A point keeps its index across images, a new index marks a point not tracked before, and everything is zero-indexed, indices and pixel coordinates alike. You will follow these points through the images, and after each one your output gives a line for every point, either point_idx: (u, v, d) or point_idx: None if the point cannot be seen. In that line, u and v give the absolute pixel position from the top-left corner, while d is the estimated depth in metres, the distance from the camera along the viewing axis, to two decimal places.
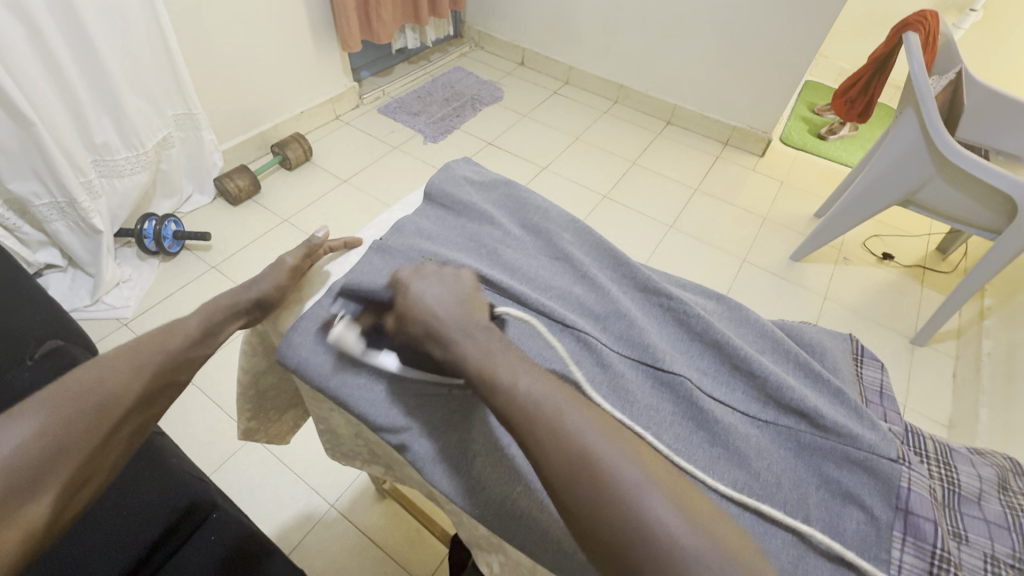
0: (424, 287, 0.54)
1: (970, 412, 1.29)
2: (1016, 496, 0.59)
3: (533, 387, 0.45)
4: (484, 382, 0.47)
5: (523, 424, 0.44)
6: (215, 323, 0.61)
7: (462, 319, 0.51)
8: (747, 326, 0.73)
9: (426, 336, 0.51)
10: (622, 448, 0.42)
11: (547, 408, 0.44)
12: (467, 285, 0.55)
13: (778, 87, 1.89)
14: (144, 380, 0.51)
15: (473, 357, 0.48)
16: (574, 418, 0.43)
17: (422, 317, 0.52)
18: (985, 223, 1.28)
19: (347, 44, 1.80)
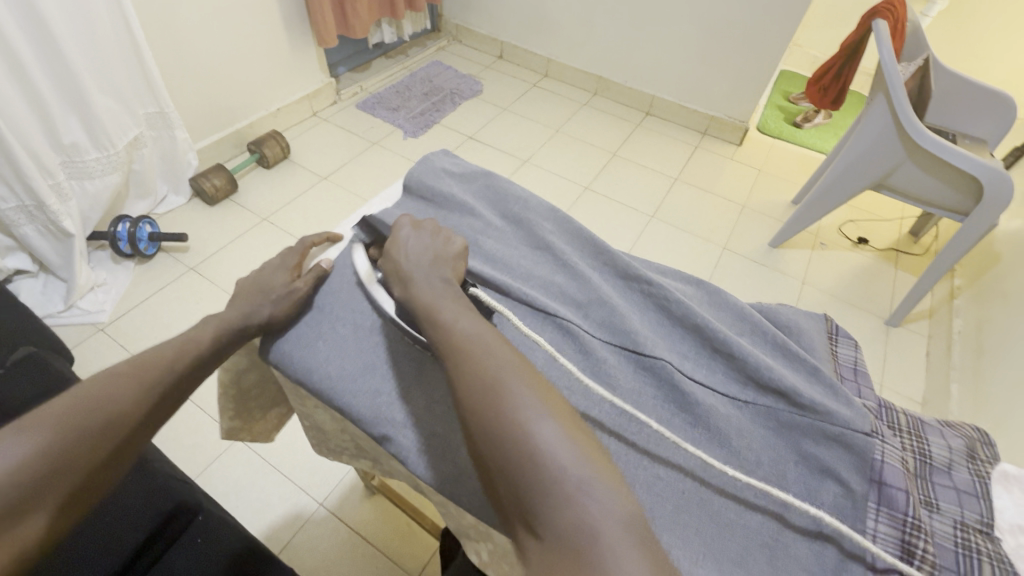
0: (410, 235, 0.56)
1: (942, 388, 1.41)
2: (982, 465, 0.53)
3: (467, 325, 0.45)
4: (427, 317, 0.47)
5: (450, 354, 0.44)
6: (215, 337, 0.56)
7: (428, 268, 0.52)
8: (725, 308, 0.63)
9: (391, 278, 0.53)
10: (538, 388, 0.41)
11: (473, 341, 0.44)
12: (451, 245, 0.55)
13: (753, 78, 2.00)
14: (150, 396, 0.49)
15: (423, 297, 0.49)
16: (495, 356, 0.43)
17: (394, 257, 0.53)
18: (954, 204, 1.42)
19: (324, 40, 1.89)
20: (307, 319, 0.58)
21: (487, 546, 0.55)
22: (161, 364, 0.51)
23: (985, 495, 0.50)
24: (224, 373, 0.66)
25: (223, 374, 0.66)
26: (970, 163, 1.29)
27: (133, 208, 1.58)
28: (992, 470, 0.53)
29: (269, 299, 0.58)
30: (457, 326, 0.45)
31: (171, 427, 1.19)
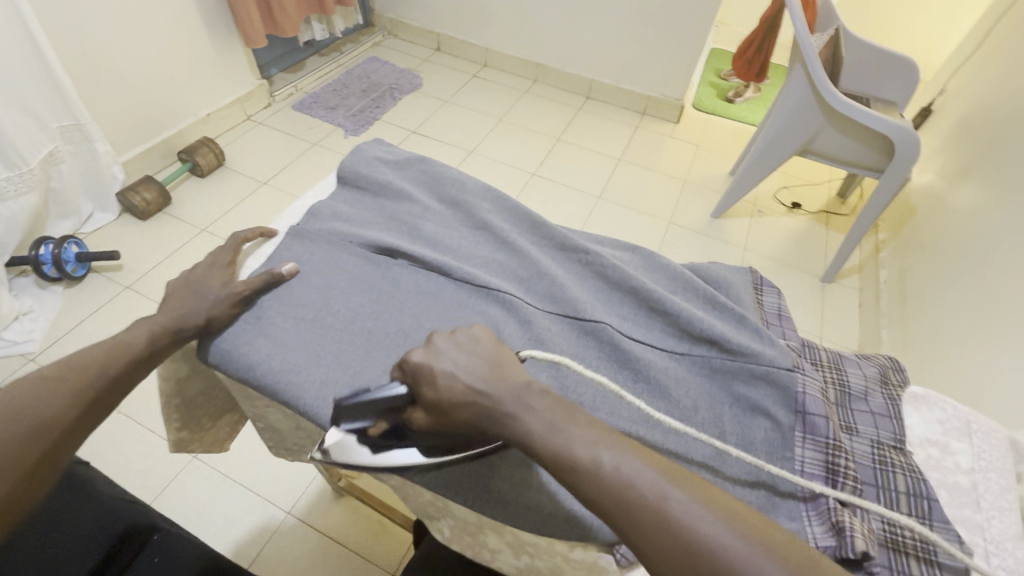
0: (451, 362, 0.47)
1: (875, 335, 1.51)
2: (895, 388, 0.58)
3: (616, 463, 0.40)
4: (567, 462, 0.41)
5: (619, 510, 0.38)
6: (147, 342, 0.53)
7: (501, 385, 0.46)
8: (660, 271, 0.66)
9: (478, 422, 0.45)
10: (743, 530, 0.37)
11: (639, 483, 0.39)
12: (487, 343, 0.50)
13: (684, 57, 2.07)
14: (82, 401, 0.49)
15: (543, 431, 0.43)
16: (678, 501, 0.38)
17: (464, 401, 0.45)
18: (871, 162, 1.52)
19: (251, 40, 1.81)
20: (246, 316, 0.57)
21: (448, 523, 0.56)
22: (93, 370, 0.50)
23: (898, 415, 0.55)
24: (164, 383, 0.64)
25: (163, 384, 0.64)
26: (883, 123, 1.38)
27: (56, 229, 1.48)
28: (902, 392, 0.58)
29: (204, 300, 0.56)
30: (607, 463, 0.40)
31: (121, 452, 1.13)
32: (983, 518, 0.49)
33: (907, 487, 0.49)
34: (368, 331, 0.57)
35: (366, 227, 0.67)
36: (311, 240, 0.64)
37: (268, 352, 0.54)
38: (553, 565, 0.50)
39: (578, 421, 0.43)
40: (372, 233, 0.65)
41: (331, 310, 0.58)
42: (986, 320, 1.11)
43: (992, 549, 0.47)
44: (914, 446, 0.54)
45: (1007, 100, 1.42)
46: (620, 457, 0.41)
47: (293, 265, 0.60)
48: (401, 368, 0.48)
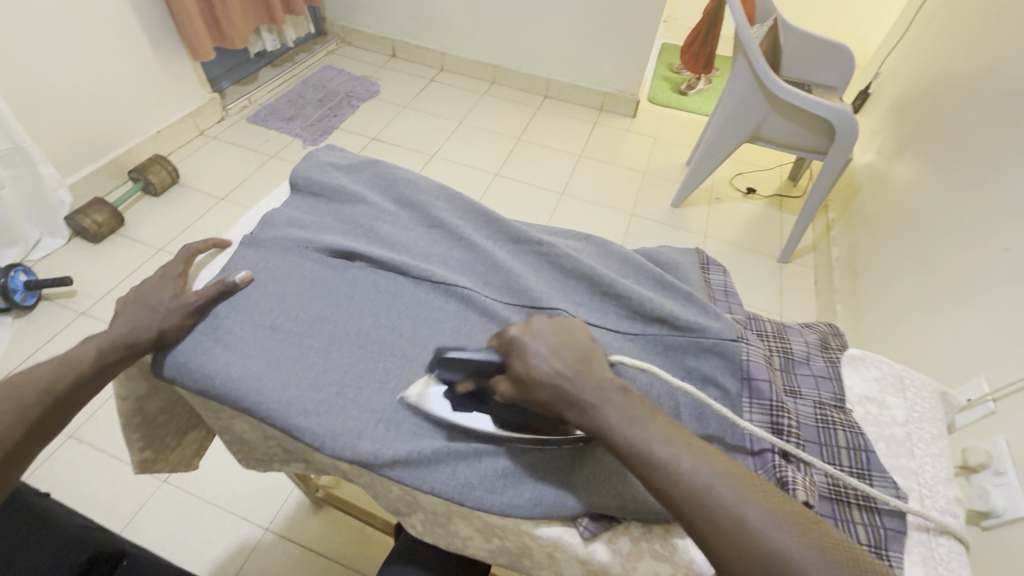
0: (545, 346, 0.48)
1: (830, 309, 1.59)
2: (834, 352, 0.62)
3: (695, 466, 0.41)
4: (648, 463, 0.42)
5: (701, 514, 0.39)
6: (99, 357, 0.53)
7: (586, 375, 0.47)
8: (614, 258, 0.68)
9: (556, 404, 0.46)
10: (824, 548, 0.37)
11: (717, 492, 0.40)
12: (578, 335, 0.50)
13: (635, 53, 2.12)
14: (32, 418, 0.49)
15: (625, 428, 0.44)
16: (754, 511, 0.38)
17: (550, 380, 0.46)
18: (814, 145, 1.60)
19: (198, 53, 1.77)
20: (202, 325, 0.57)
21: (419, 516, 0.57)
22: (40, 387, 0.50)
23: (837, 376, 0.59)
24: (121, 403, 0.63)
25: (120, 404, 0.63)
26: (822, 107, 1.45)
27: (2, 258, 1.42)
28: (841, 355, 0.62)
29: (157, 313, 0.56)
30: (685, 466, 0.41)
31: (85, 481, 1.10)
32: (917, 464, 0.53)
33: (846, 442, 0.52)
34: (328, 333, 0.57)
35: (321, 232, 0.67)
36: (265, 248, 0.64)
37: (223, 361, 0.54)
38: (523, 546, 0.51)
39: (654, 420, 0.44)
40: (327, 238, 0.66)
41: (289, 315, 0.58)
42: (928, 287, 1.18)
43: (924, 491, 0.51)
44: (853, 403, 0.57)
45: (935, 78, 1.51)
46: (699, 459, 0.42)
47: (246, 273, 0.61)
48: (497, 339, 0.50)
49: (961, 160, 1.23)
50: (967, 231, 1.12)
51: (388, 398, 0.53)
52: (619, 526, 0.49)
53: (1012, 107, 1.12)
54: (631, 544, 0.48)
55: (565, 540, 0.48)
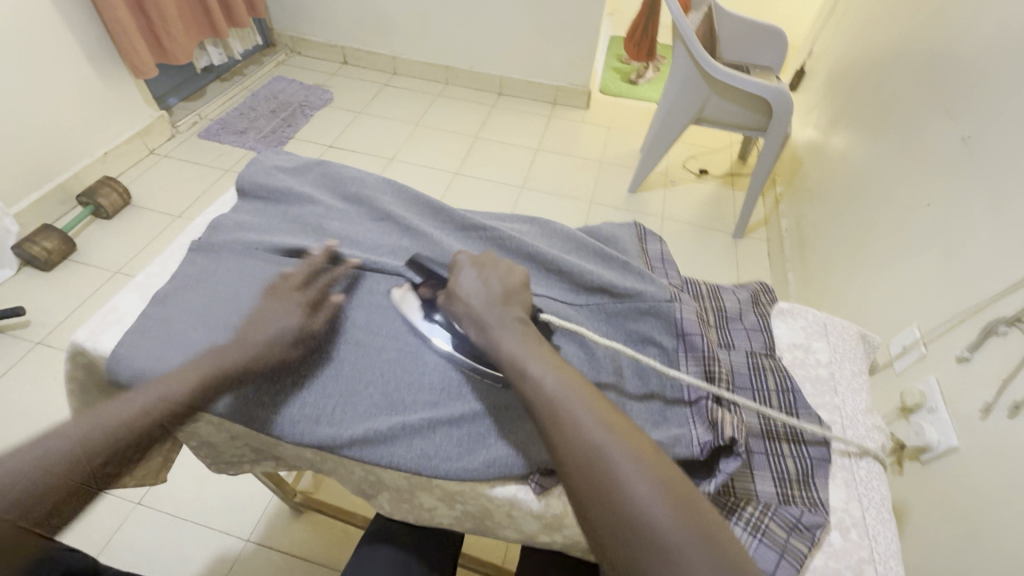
0: (475, 272, 0.56)
1: (783, 278, 1.67)
2: (764, 307, 0.67)
3: (553, 381, 0.47)
4: (518, 376, 0.47)
5: (549, 417, 0.45)
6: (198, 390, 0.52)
7: (500, 305, 0.53)
8: (556, 236, 0.72)
9: (464, 320, 0.53)
10: (634, 448, 0.42)
11: (567, 402, 0.45)
12: (516, 278, 0.56)
13: (582, 46, 2.17)
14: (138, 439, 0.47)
15: (509, 345, 0.50)
16: (585, 414, 0.44)
17: (467, 300, 0.54)
18: (755, 123, 1.67)
19: (141, 70, 1.74)
20: (157, 331, 0.58)
21: (386, 495, 0.60)
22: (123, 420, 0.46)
23: (767, 327, 0.64)
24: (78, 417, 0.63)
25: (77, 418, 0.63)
26: (758, 86, 1.52)
27: None
28: (771, 309, 0.67)
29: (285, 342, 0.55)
30: (547, 380, 0.46)
31: None
32: (840, 400, 0.58)
33: (776, 385, 0.57)
34: None
35: (272, 233, 0.69)
36: (217, 253, 0.66)
37: (178, 364, 0.55)
38: (482, 508, 0.55)
39: (535, 344, 0.50)
40: (278, 239, 0.68)
41: (243, 313, 0.59)
42: (865, 248, 1.26)
43: (846, 422, 0.56)
44: (782, 351, 0.63)
45: (860, 54, 1.61)
46: (556, 374, 0.47)
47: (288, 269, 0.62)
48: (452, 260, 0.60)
49: (886, 127, 1.32)
50: (894, 193, 1.19)
51: (345, 382, 0.55)
52: None
53: (926, 74, 1.20)
54: None
55: (519, 498, 0.52)
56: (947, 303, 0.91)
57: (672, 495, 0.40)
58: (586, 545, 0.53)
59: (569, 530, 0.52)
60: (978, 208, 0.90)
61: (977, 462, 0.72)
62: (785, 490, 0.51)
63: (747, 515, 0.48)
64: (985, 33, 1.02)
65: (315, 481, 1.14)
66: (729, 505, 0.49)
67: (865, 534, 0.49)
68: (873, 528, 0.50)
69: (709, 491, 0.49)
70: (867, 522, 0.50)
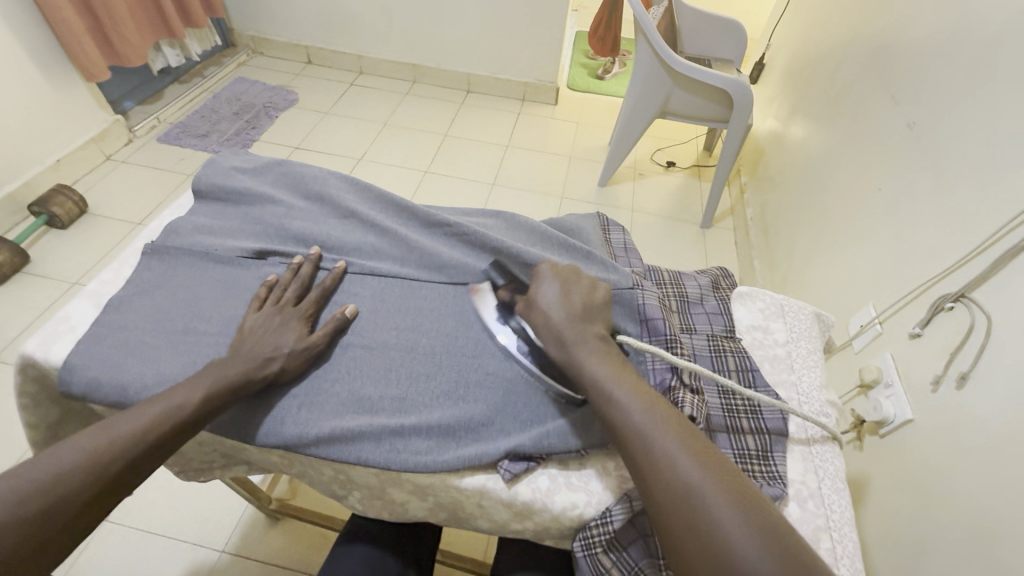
0: (557, 285, 0.56)
1: (750, 265, 1.71)
2: (724, 291, 0.70)
3: (616, 384, 0.48)
4: (605, 404, 0.47)
5: (640, 450, 0.44)
6: (200, 403, 0.50)
7: (581, 321, 0.53)
8: (522, 229, 0.72)
9: (544, 336, 0.53)
10: (695, 450, 0.43)
11: (656, 437, 0.44)
12: (597, 297, 0.56)
13: (548, 42, 2.18)
14: (156, 446, 0.47)
15: (593, 367, 0.49)
16: (645, 416, 0.45)
17: (547, 311, 0.54)
18: (718, 115, 1.71)
19: (92, 74, 1.68)
20: (112, 339, 0.56)
21: (359, 492, 0.59)
22: (120, 438, 0.46)
23: (726, 310, 0.66)
24: (31, 432, 0.60)
25: (30, 434, 0.60)
26: (719, 78, 1.56)
27: None
28: (730, 293, 0.69)
29: (280, 350, 0.55)
30: (634, 411, 0.46)
31: None
32: (796, 376, 0.61)
33: (736, 366, 0.59)
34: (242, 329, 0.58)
35: (230, 236, 0.68)
36: (172, 257, 0.64)
37: (136, 373, 0.54)
38: (454, 500, 0.55)
39: (622, 371, 0.49)
40: (237, 242, 0.67)
41: (203, 318, 0.59)
42: (824, 233, 1.30)
43: (802, 398, 0.59)
44: (742, 333, 0.65)
45: (814, 46, 1.66)
46: (622, 378, 0.48)
47: (271, 277, 0.62)
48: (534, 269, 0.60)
49: (840, 116, 1.36)
50: (848, 179, 1.24)
51: (309, 382, 0.56)
52: (540, 466, 0.54)
53: (873, 65, 1.25)
54: (549, 481, 0.53)
55: (489, 486, 0.52)
56: (900, 282, 0.95)
57: (738, 496, 0.40)
58: (557, 531, 0.54)
59: (539, 516, 0.53)
60: (923, 191, 0.95)
61: (928, 431, 0.76)
62: (745, 465, 0.53)
63: None
64: (926, 23, 1.07)
65: (290, 487, 1.12)
66: None
67: (821, 504, 0.52)
68: (828, 497, 0.53)
69: None
70: (823, 491, 0.53)
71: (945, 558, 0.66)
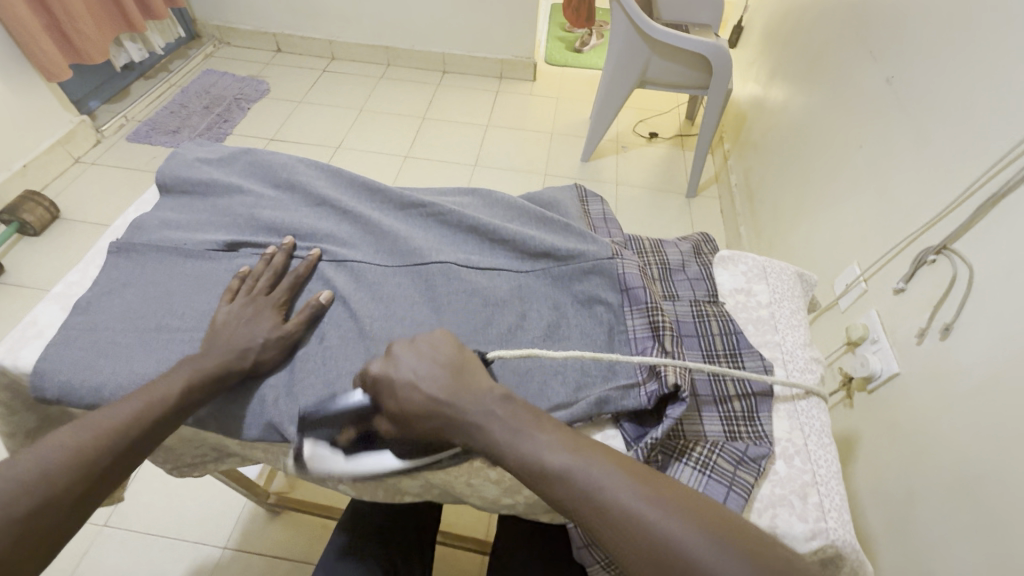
0: (418, 368, 0.49)
1: (737, 232, 1.71)
2: (707, 256, 0.69)
3: (549, 447, 0.43)
4: (542, 475, 0.42)
5: (599, 512, 0.40)
6: (183, 395, 0.49)
7: (465, 396, 0.47)
8: (498, 206, 0.71)
9: (444, 429, 0.47)
10: (650, 489, 0.40)
11: (610, 491, 0.40)
12: (455, 352, 0.50)
13: (523, 17, 2.13)
14: (139, 439, 0.46)
15: (518, 442, 0.44)
16: (592, 474, 0.41)
17: (426, 407, 0.47)
18: (697, 82, 1.68)
19: (53, 74, 1.62)
20: (84, 341, 0.55)
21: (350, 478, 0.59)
22: (102, 433, 0.45)
23: (709, 275, 0.65)
24: (9, 441, 0.59)
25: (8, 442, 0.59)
26: (695, 43, 1.54)
27: None
28: (713, 258, 0.69)
29: (255, 341, 0.54)
30: (577, 469, 0.41)
31: None
32: (780, 336, 0.61)
33: (720, 330, 0.58)
34: None
35: (200, 229, 0.66)
36: (141, 253, 0.62)
37: (110, 374, 0.52)
38: (445, 480, 0.55)
39: (545, 427, 0.45)
40: (208, 234, 0.65)
41: (176, 314, 0.58)
42: (808, 195, 1.29)
43: (786, 357, 0.60)
44: (725, 296, 0.65)
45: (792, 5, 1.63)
46: (550, 441, 0.43)
47: (242, 268, 0.61)
48: (361, 379, 0.50)
49: (820, 74, 1.34)
50: (829, 139, 1.23)
51: (290, 371, 0.55)
52: None
53: (851, 20, 1.23)
54: None
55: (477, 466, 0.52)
56: (884, 237, 0.95)
57: (705, 518, 0.38)
58: (547, 503, 0.54)
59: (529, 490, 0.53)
60: (903, 145, 0.94)
61: (913, 383, 0.77)
62: (731, 428, 0.53)
63: (697, 455, 0.51)
64: None
65: (288, 480, 1.12)
66: (679, 447, 0.51)
67: (808, 460, 0.53)
68: (815, 453, 0.53)
69: (659, 436, 0.51)
70: (810, 447, 0.54)
71: (935, 504, 0.68)
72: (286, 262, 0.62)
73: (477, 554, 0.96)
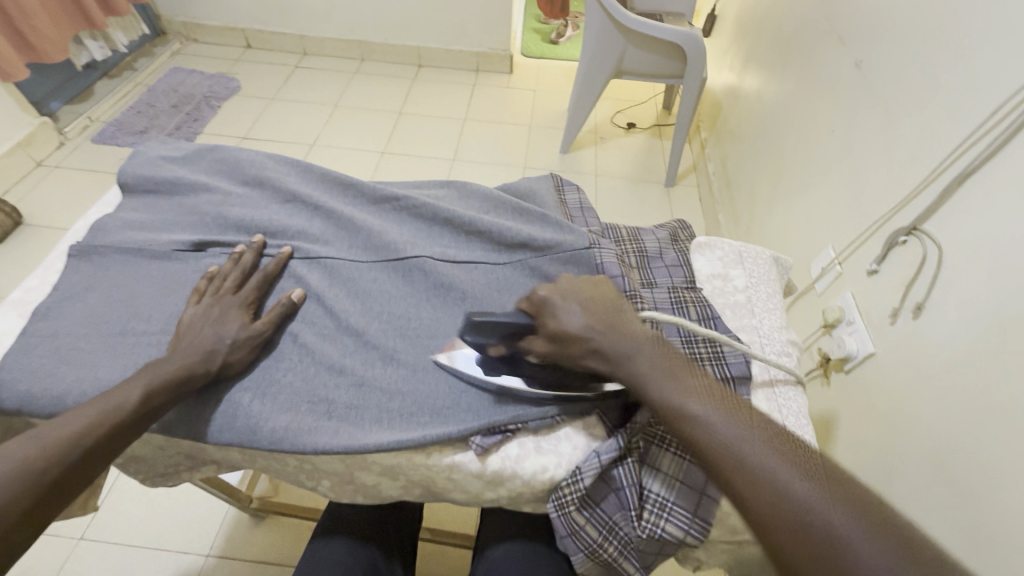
0: (576, 306, 0.50)
1: (715, 220, 1.72)
2: (684, 243, 0.70)
3: (694, 395, 0.45)
4: (683, 417, 0.44)
5: (736, 462, 0.41)
6: (142, 401, 0.47)
7: (623, 334, 0.49)
8: (474, 198, 0.70)
9: (591, 358, 0.48)
10: (787, 455, 0.42)
11: (748, 448, 0.42)
12: (611, 298, 0.52)
13: (498, 9, 2.11)
14: (97, 447, 0.45)
15: (662, 387, 0.46)
16: (732, 427, 0.43)
17: (584, 336, 0.48)
18: (672, 71, 1.69)
19: (10, 74, 1.55)
20: (44, 349, 0.53)
21: (330, 479, 0.58)
22: (59, 441, 0.43)
23: (686, 262, 0.66)
24: None
25: None
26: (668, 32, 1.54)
27: None
28: (690, 245, 0.69)
29: (223, 343, 0.52)
30: (719, 421, 0.44)
31: None
32: (758, 320, 0.62)
33: (699, 315, 0.58)
34: None
35: (165, 230, 0.64)
36: (102, 256, 0.60)
37: (71, 381, 0.50)
38: (427, 477, 0.54)
39: (690, 377, 0.47)
40: (173, 235, 0.63)
41: (142, 318, 0.56)
42: (784, 181, 1.31)
43: (764, 340, 0.60)
44: (702, 282, 0.65)
45: None
46: (694, 389, 0.46)
47: (210, 269, 0.59)
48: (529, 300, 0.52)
49: (792, 61, 1.36)
50: (802, 125, 1.24)
51: (261, 373, 0.54)
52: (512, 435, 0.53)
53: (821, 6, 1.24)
54: (519, 448, 0.52)
55: (460, 460, 0.52)
56: (856, 220, 0.96)
57: (838, 494, 0.40)
58: (531, 495, 0.54)
59: (512, 484, 0.52)
60: (874, 129, 0.95)
61: (888, 362, 0.78)
62: None
63: None
64: None
65: (272, 484, 1.10)
66: None
67: None
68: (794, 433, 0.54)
69: None
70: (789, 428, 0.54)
71: (910, 478, 0.69)
72: (257, 260, 0.61)
73: (465, 550, 0.95)
